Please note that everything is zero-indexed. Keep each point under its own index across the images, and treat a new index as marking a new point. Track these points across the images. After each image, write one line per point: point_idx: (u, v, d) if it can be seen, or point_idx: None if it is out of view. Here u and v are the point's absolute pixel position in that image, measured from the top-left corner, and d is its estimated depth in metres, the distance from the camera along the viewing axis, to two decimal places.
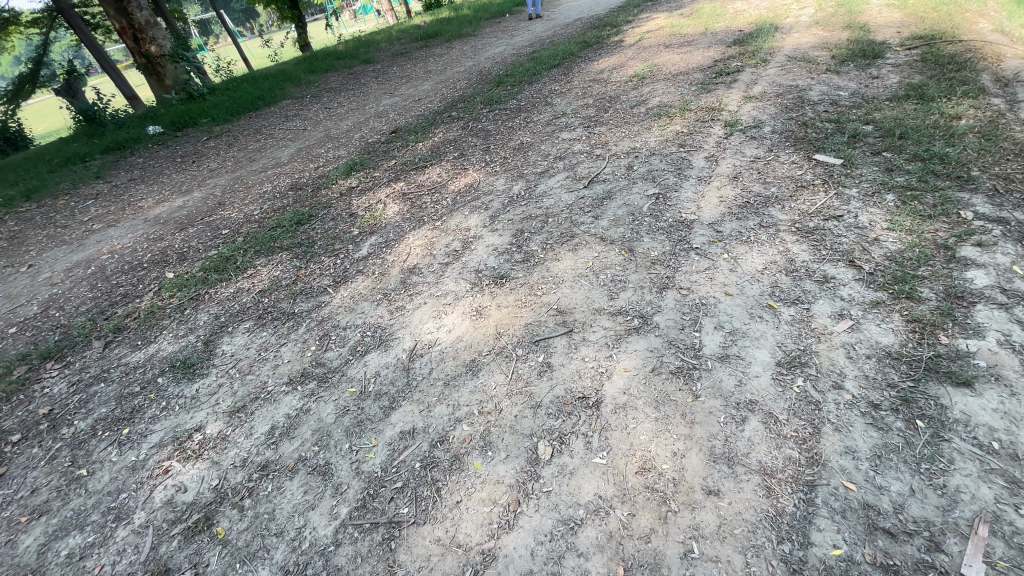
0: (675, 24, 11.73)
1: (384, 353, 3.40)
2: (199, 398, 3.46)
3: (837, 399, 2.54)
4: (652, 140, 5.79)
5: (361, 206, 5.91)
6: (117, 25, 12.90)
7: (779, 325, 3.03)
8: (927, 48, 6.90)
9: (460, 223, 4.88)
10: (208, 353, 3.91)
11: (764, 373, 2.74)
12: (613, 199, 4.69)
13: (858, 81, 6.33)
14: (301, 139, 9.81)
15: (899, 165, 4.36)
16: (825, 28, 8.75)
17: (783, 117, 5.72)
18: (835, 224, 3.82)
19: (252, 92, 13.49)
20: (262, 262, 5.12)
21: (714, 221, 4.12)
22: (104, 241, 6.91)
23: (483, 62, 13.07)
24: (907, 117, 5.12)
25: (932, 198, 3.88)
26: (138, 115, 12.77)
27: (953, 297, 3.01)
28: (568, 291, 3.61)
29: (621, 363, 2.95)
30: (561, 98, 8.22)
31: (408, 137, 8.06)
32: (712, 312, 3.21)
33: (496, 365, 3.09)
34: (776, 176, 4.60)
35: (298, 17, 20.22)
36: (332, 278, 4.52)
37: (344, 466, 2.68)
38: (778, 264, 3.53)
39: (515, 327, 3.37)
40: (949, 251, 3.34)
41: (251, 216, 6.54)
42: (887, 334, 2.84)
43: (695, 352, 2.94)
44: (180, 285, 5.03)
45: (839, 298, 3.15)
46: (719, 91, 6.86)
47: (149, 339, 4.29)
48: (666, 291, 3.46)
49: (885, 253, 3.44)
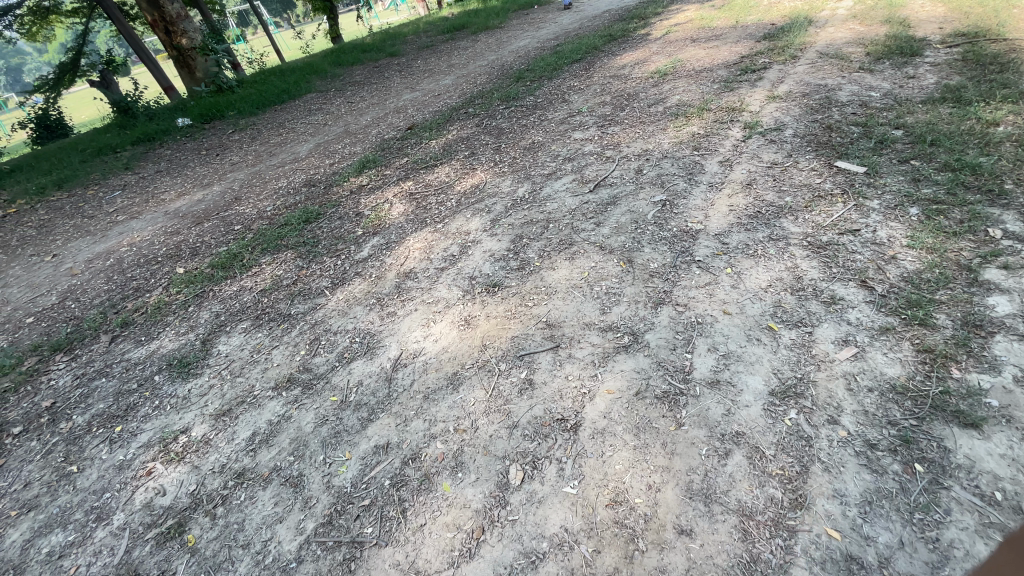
0: (704, 17, 11.30)
1: (369, 361, 3.36)
2: (190, 398, 3.54)
3: (831, 436, 2.37)
4: (665, 142, 5.57)
5: (369, 205, 5.90)
6: (150, 19, 13.27)
7: (777, 349, 2.85)
8: (970, 46, 6.43)
9: (461, 227, 4.81)
10: (204, 353, 3.99)
11: (754, 402, 2.58)
12: (617, 205, 4.53)
13: (892, 80, 5.95)
14: (321, 133, 9.89)
15: (926, 176, 4.06)
16: (863, 22, 8.27)
17: (807, 119, 5.42)
18: (850, 240, 3.58)
19: (278, 85, 13.68)
20: (267, 260, 5.17)
21: (720, 232, 3.93)
22: (126, 233, 7.15)
23: (506, 56, 12.89)
24: (941, 122, 4.77)
25: (959, 213, 3.59)
26: (169, 107, 13.13)
27: (970, 325, 2.77)
28: (559, 303, 3.50)
29: (605, 384, 2.82)
30: (578, 95, 8.02)
31: (422, 135, 8.01)
32: (708, 332, 3.05)
33: (477, 379, 3.01)
34: (793, 184, 4.35)
35: (328, 8, 20.38)
36: (330, 279, 4.51)
37: (317, 479, 2.66)
38: (784, 282, 3.33)
39: (502, 340, 3.28)
40: (972, 274, 3.09)
41: (264, 211, 6.63)
42: (894, 364, 2.64)
43: (684, 376, 2.79)
44: (188, 281, 5.15)
45: (846, 322, 2.94)
46: (742, 90, 6.56)
47: (152, 336, 4.43)
48: (661, 307, 3.30)
49: (902, 273, 3.20)
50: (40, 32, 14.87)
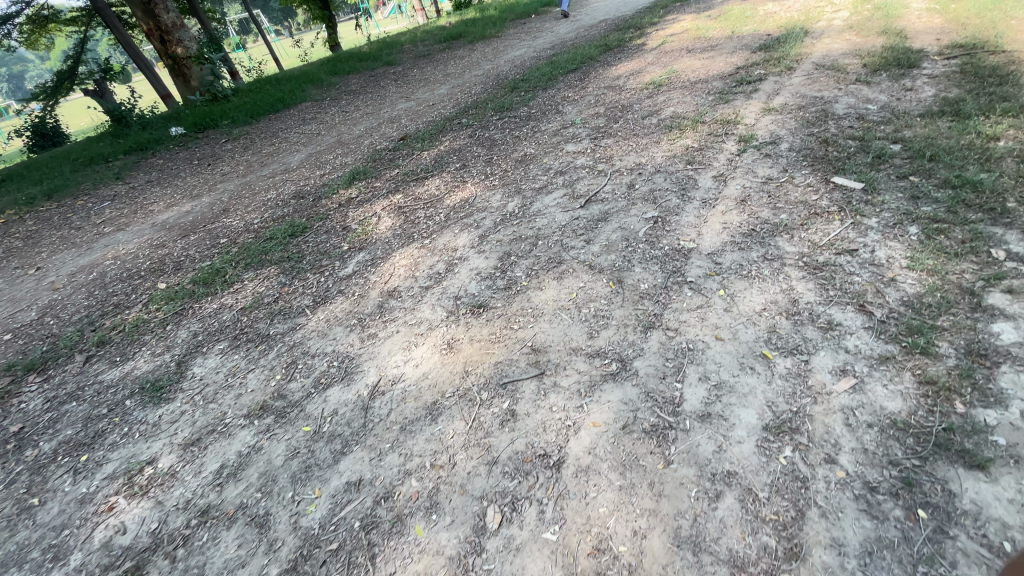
0: (701, 26, 11.24)
1: (345, 387, 3.22)
2: (160, 426, 3.42)
3: (829, 477, 2.22)
4: (659, 155, 5.46)
5: (356, 218, 5.77)
6: (145, 27, 13.20)
7: (772, 379, 2.71)
8: (967, 58, 6.35)
9: (448, 243, 4.68)
10: (178, 376, 3.86)
11: (747, 439, 2.43)
12: (608, 221, 4.41)
13: (889, 93, 5.85)
14: (313, 143, 9.79)
15: (926, 193, 3.93)
16: (859, 32, 8.20)
17: (803, 132, 5.31)
18: (847, 260, 3.45)
19: (274, 93, 13.60)
20: (250, 276, 5.03)
21: (713, 251, 3.80)
22: (111, 246, 7.02)
23: (502, 65, 12.84)
24: (940, 136, 4.66)
25: (961, 233, 3.47)
26: (163, 116, 13.04)
27: (974, 354, 2.64)
28: (545, 326, 3.36)
29: (591, 416, 2.68)
30: (572, 106, 7.93)
31: (414, 146, 7.91)
32: (699, 359, 2.91)
33: (457, 410, 2.86)
34: (789, 201, 4.23)
35: (327, 16, 20.35)
36: (312, 298, 4.37)
37: (283, 518, 2.51)
38: (779, 305, 3.20)
39: (484, 366, 3.13)
40: (975, 298, 2.95)
41: (251, 224, 6.50)
42: (894, 398, 2.50)
43: (674, 408, 2.65)
44: (168, 297, 5.01)
45: (843, 350, 2.80)
46: (737, 102, 6.46)
47: (127, 356, 4.30)
48: (650, 331, 3.17)
49: (902, 297, 3.06)
50: (37, 39, 14.81)
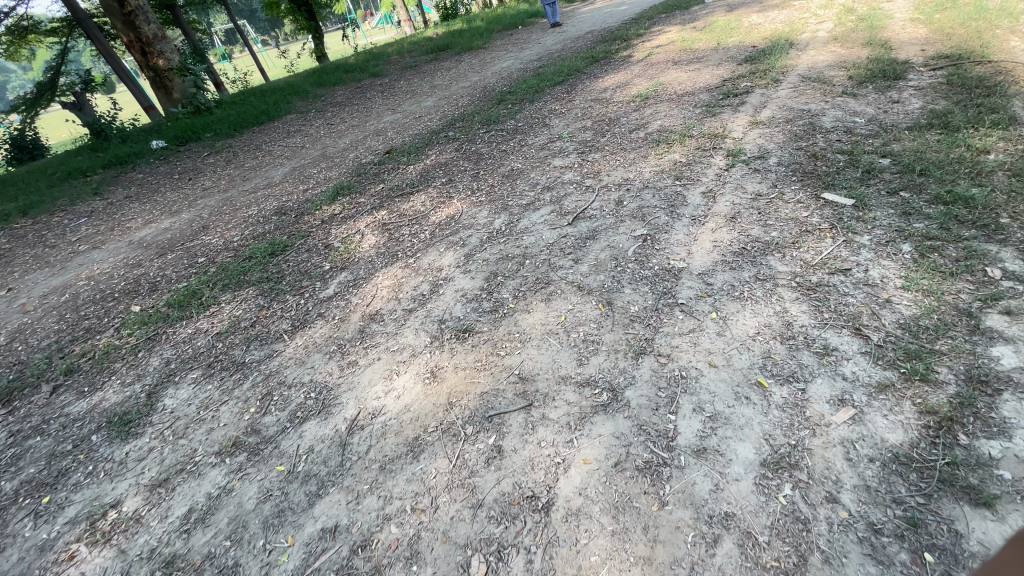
0: (687, 38, 11.30)
1: (323, 422, 3.06)
2: (126, 464, 3.23)
3: (830, 518, 2.11)
4: (647, 170, 5.38)
5: (339, 236, 5.61)
6: (126, 39, 12.99)
7: (768, 410, 2.60)
8: (953, 69, 6.39)
9: (433, 262, 4.55)
10: (148, 409, 3.67)
11: (744, 476, 2.32)
12: (597, 239, 4.31)
13: (876, 105, 5.85)
14: (297, 157, 9.63)
15: (918, 209, 3.89)
16: (844, 44, 8.26)
17: (792, 146, 5.28)
18: (840, 280, 3.37)
19: (258, 106, 13.42)
20: (227, 298, 4.85)
21: (704, 271, 3.71)
22: (86, 265, 6.79)
23: (489, 77, 12.80)
24: (929, 150, 4.64)
25: (955, 250, 3.41)
26: (144, 129, 12.78)
27: (975, 381, 2.55)
28: (533, 352, 3.23)
29: (581, 452, 2.55)
30: (559, 119, 7.87)
31: (400, 159, 7.78)
32: (693, 388, 2.79)
33: (440, 446, 2.72)
34: (779, 218, 4.16)
35: (313, 27, 20.23)
36: (291, 321, 4.21)
37: (254, 570, 2.35)
38: (772, 328, 3.10)
39: (469, 397, 2.99)
40: (972, 320, 2.88)
41: (231, 242, 6.32)
42: (895, 429, 2.40)
43: (667, 442, 2.52)
44: (141, 322, 4.80)
45: (841, 377, 2.71)
46: (724, 115, 6.43)
47: (96, 386, 4.09)
48: (642, 357, 3.05)
49: (898, 319, 2.98)
50: (16, 52, 14.53)
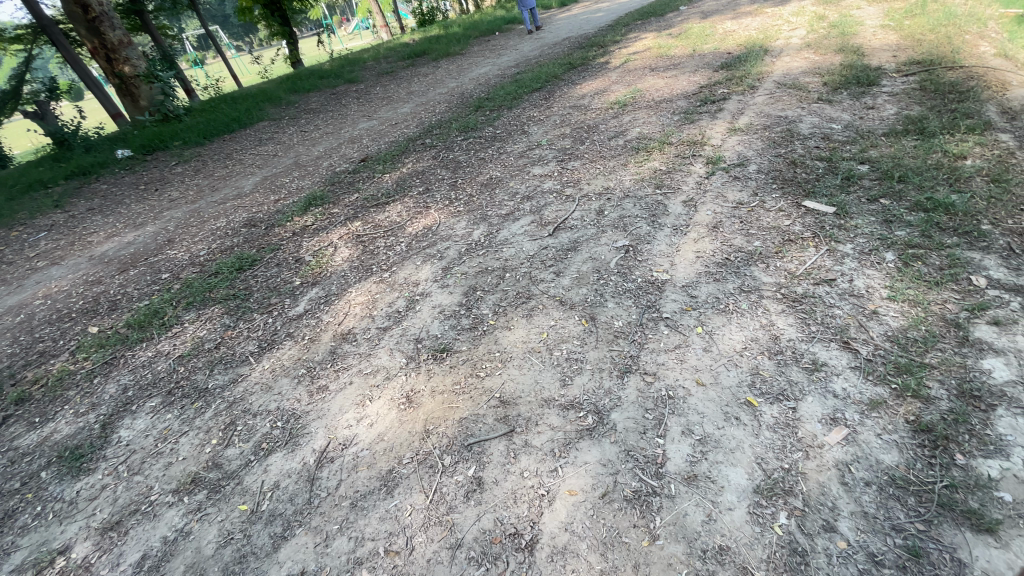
0: (663, 44, 11.36)
1: (290, 454, 2.86)
2: (77, 504, 2.97)
3: (829, 549, 2.00)
4: (627, 179, 5.30)
5: (311, 249, 5.39)
6: (89, 45, 12.49)
7: (759, 431, 2.50)
8: (925, 74, 6.48)
9: (409, 276, 4.36)
10: (102, 442, 3.40)
11: (738, 505, 2.20)
12: (578, 251, 4.18)
13: (852, 111, 5.89)
14: (269, 166, 9.33)
15: (899, 216, 3.87)
16: (817, 50, 8.36)
17: (770, 153, 5.26)
18: (826, 291, 3.31)
19: (229, 113, 13.04)
20: (191, 317, 4.60)
21: (688, 282, 3.61)
22: (44, 283, 6.40)
23: (467, 83, 12.67)
24: (907, 156, 4.65)
25: (938, 259, 3.39)
26: (109, 138, 12.27)
27: (967, 396, 2.49)
28: (514, 373, 3.07)
29: (566, 482, 2.41)
30: (538, 126, 7.77)
31: (375, 168, 7.58)
32: (681, 409, 2.68)
33: (416, 479, 2.55)
34: (761, 227, 4.10)
35: (288, 33, 19.82)
36: (258, 342, 3.98)
37: None
38: (759, 343, 3.01)
39: (447, 423, 2.81)
40: (961, 331, 2.83)
41: (197, 256, 6.03)
42: (890, 450, 2.32)
43: (656, 469, 2.40)
44: (99, 344, 4.51)
45: (832, 394, 2.62)
46: (702, 121, 6.41)
47: (47, 417, 3.79)
48: (627, 376, 2.93)
49: (885, 332, 2.92)
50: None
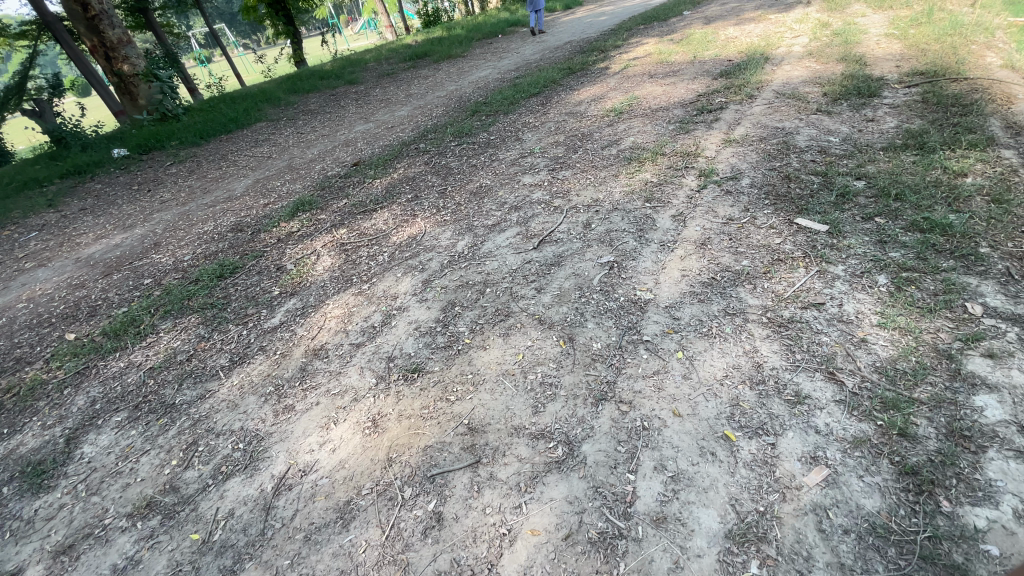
0: (664, 50, 11.24)
1: (248, 479, 2.75)
2: (32, 524, 2.77)
3: None
4: (617, 190, 5.18)
5: (293, 257, 5.28)
6: (89, 44, 12.44)
7: (735, 469, 2.37)
8: (928, 86, 6.33)
9: (388, 289, 4.24)
10: (64, 457, 3.20)
11: (707, 551, 2.08)
12: (562, 266, 4.06)
13: (851, 123, 5.75)
14: (262, 168, 9.25)
15: (893, 237, 3.73)
16: (819, 58, 8.21)
17: (765, 166, 5.13)
18: (814, 316, 3.18)
19: (227, 113, 12.96)
20: (166, 327, 4.46)
21: (671, 303, 3.48)
22: (28, 284, 6.22)
23: (466, 86, 12.57)
24: (905, 172, 4.51)
25: (933, 283, 3.25)
26: (106, 136, 12.17)
27: (957, 436, 2.36)
28: (485, 398, 2.94)
29: (529, 520, 2.29)
30: (532, 133, 7.66)
31: (366, 173, 7.47)
32: (655, 442, 2.55)
33: (374, 513, 2.43)
34: (751, 245, 3.96)
35: (293, 33, 19.76)
36: (230, 356, 3.87)
37: None
38: (740, 371, 2.88)
39: (411, 451, 2.70)
40: (953, 363, 2.69)
41: (181, 261, 5.92)
42: (871, 494, 2.19)
43: (625, 509, 2.27)
44: (72, 352, 4.35)
45: (813, 430, 2.49)
46: (698, 132, 6.28)
47: (14, 429, 3.58)
48: (602, 404, 2.80)
49: (874, 362, 2.79)
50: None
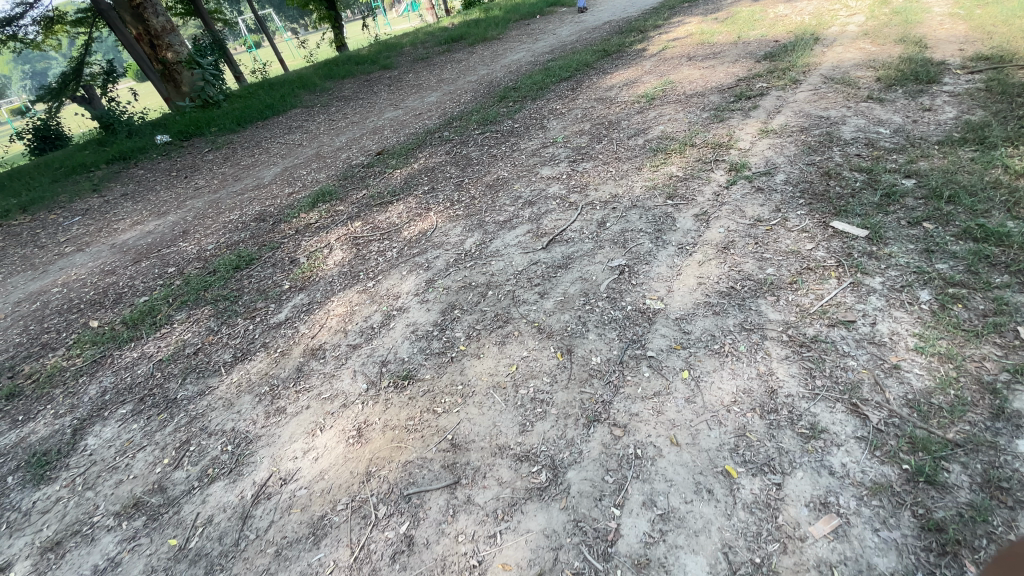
0: (705, 31, 10.55)
1: (231, 484, 2.73)
2: (29, 516, 2.86)
3: None
4: (638, 185, 4.87)
5: (307, 250, 5.27)
6: (136, 32, 12.82)
7: (732, 511, 2.14)
8: (995, 72, 5.64)
9: (392, 287, 4.15)
10: (68, 449, 3.29)
11: None
12: (570, 268, 3.84)
13: (904, 113, 5.19)
14: (291, 156, 9.35)
15: (941, 245, 3.31)
16: (875, 40, 7.47)
17: (802, 160, 4.69)
18: (841, 336, 2.85)
19: (265, 99, 13.16)
20: (181, 317, 4.54)
21: (683, 314, 3.22)
22: (66, 269, 6.51)
23: (498, 71, 12.26)
24: (961, 171, 4.01)
25: (982, 302, 2.85)
26: (151, 122, 12.60)
27: (993, 487, 2.04)
28: (472, 412, 2.80)
29: (501, 553, 2.14)
30: (557, 121, 7.35)
31: (388, 163, 7.39)
32: (647, 473, 2.34)
33: (346, 530, 2.35)
34: (778, 250, 3.62)
35: (333, 17, 19.81)
36: (234, 351, 3.88)
37: None
38: (751, 397, 2.61)
39: (391, 466, 2.61)
40: (998, 400, 2.34)
41: (205, 250, 6.04)
42: (886, 552, 1.92)
43: (606, 548, 2.09)
44: (93, 340, 4.48)
45: (826, 471, 2.22)
46: (732, 120, 5.83)
47: (30, 416, 3.73)
48: (593, 426, 2.60)
49: (905, 394, 2.46)
50: (43, 45, 14.38)
